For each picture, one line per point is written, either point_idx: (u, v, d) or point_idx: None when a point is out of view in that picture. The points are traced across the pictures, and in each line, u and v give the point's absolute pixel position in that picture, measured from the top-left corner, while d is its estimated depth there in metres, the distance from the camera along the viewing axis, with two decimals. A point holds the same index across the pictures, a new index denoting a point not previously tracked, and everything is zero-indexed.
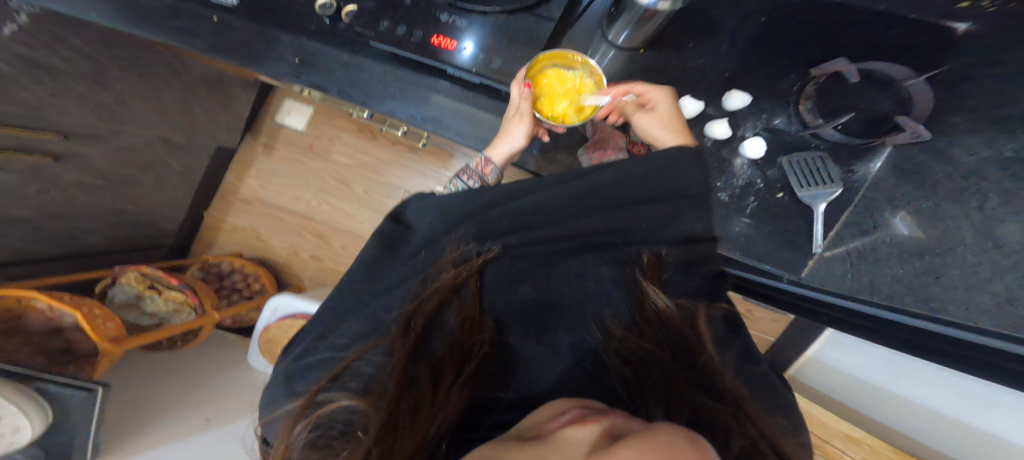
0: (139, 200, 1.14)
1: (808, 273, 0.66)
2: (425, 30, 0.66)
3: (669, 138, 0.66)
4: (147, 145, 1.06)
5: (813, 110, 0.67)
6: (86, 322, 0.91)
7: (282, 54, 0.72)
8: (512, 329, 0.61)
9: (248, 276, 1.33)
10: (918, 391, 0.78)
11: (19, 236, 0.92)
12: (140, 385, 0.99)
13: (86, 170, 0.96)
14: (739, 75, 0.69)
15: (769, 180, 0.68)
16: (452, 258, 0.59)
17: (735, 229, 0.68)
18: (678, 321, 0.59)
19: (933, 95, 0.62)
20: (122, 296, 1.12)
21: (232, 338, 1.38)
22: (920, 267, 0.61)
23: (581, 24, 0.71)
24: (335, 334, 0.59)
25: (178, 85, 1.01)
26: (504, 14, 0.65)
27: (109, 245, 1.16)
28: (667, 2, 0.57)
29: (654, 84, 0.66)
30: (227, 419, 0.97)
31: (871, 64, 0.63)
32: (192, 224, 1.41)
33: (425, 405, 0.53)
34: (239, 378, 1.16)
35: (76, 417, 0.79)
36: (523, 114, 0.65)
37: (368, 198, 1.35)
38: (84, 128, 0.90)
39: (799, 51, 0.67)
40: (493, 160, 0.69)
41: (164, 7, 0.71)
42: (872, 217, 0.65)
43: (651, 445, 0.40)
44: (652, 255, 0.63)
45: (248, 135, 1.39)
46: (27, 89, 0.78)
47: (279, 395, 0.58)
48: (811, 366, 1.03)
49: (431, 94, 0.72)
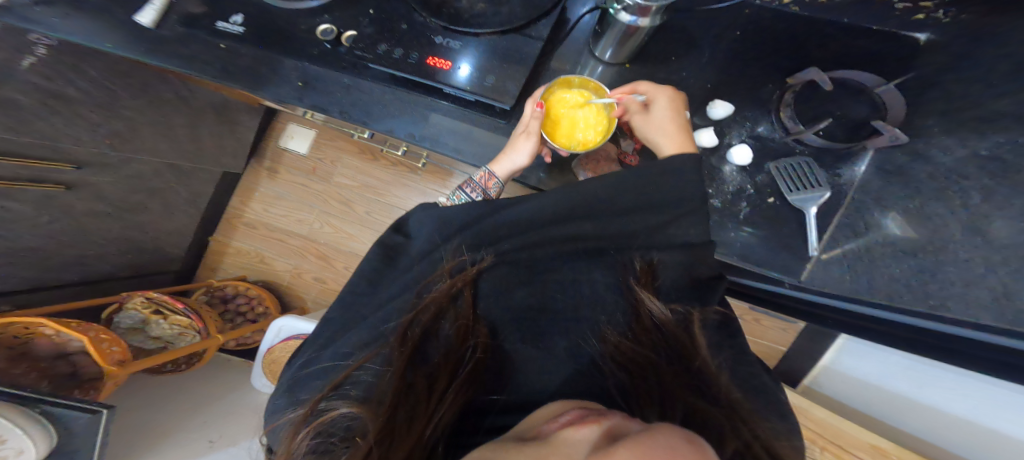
0: (147, 227, 1.17)
1: (807, 276, 0.65)
2: (422, 53, 0.70)
3: (661, 141, 0.66)
4: (155, 172, 1.09)
5: (794, 117, 0.68)
6: (92, 347, 0.92)
7: (287, 77, 0.76)
8: (506, 334, 0.62)
9: (252, 298, 1.34)
10: (940, 397, 0.77)
11: (30, 263, 0.95)
12: (145, 407, 1.00)
13: (98, 198, 1.00)
14: (721, 86, 0.72)
15: (759, 185, 0.69)
16: (448, 268, 0.61)
17: (732, 235, 0.68)
18: (672, 325, 0.59)
19: (904, 100, 0.64)
20: (127, 321, 1.13)
21: (236, 361, 1.38)
22: (916, 265, 0.58)
23: (569, 42, 0.75)
24: (335, 344, 0.61)
25: (185, 112, 1.05)
26: (495, 35, 0.69)
27: (118, 271, 1.19)
28: (646, 19, 0.61)
29: (656, 85, 0.68)
30: (231, 441, 0.97)
31: (839, 73, 0.67)
32: (198, 249, 1.43)
33: (422, 408, 0.54)
34: (242, 401, 1.16)
35: (80, 437, 0.79)
36: (532, 132, 0.66)
37: (369, 218, 1.38)
38: (97, 157, 0.94)
39: (774, 62, 0.71)
40: (497, 175, 0.69)
41: (178, 37, 0.76)
42: (864, 220, 0.64)
43: (651, 446, 0.40)
44: (645, 262, 0.63)
45: (253, 160, 1.43)
46: (45, 120, 0.82)
47: (285, 404, 0.59)
48: (829, 376, 1.02)
49: (429, 113, 0.75)
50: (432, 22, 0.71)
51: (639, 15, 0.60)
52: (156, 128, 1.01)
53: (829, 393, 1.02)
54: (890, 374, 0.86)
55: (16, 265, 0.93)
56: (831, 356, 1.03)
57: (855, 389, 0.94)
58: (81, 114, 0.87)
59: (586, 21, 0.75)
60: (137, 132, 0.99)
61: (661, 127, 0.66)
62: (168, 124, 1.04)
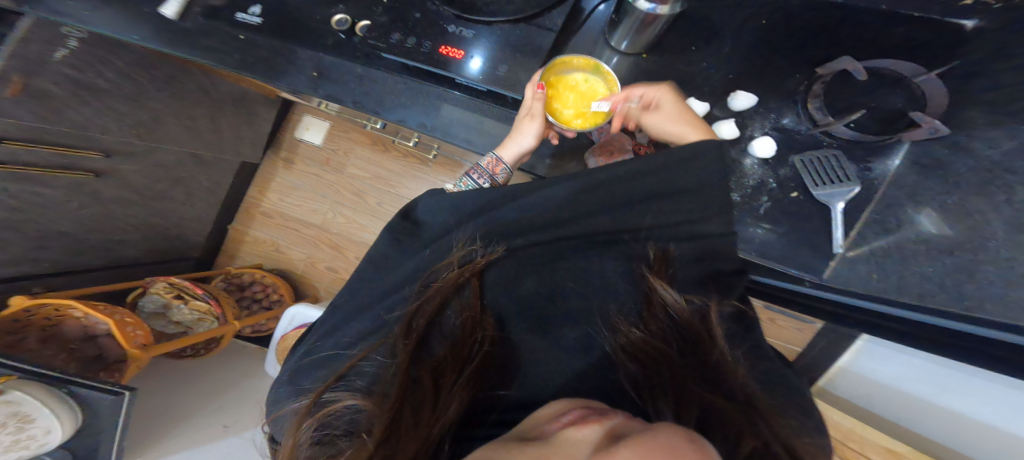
0: (170, 215, 1.21)
1: (830, 274, 0.61)
2: (434, 41, 0.70)
3: (688, 130, 0.64)
4: (179, 162, 1.12)
5: (822, 108, 0.64)
6: (117, 330, 0.94)
7: (300, 67, 0.76)
8: (513, 326, 0.61)
9: (268, 287, 1.36)
10: (966, 404, 0.72)
11: (62, 248, 0.99)
12: (166, 391, 1.03)
13: (124, 187, 1.03)
14: (743, 77, 0.69)
15: (781, 180, 0.66)
16: (457, 256, 0.60)
17: (754, 232, 0.65)
18: (688, 317, 0.57)
19: (947, 91, 0.59)
20: (151, 305, 1.17)
21: (251, 348, 1.41)
22: (952, 264, 0.55)
23: (584, 31, 0.73)
24: (339, 332, 0.60)
25: (207, 105, 1.09)
26: (508, 24, 0.68)
27: (143, 257, 1.22)
28: (666, 7, 0.59)
29: (651, 84, 0.65)
30: (244, 426, 1.00)
31: (876, 62, 0.62)
32: (217, 238, 1.46)
33: (426, 406, 0.52)
34: (256, 388, 1.19)
35: (102, 418, 0.83)
36: (536, 114, 0.65)
37: (380, 209, 1.39)
38: (124, 146, 0.97)
39: (801, 51, 0.67)
40: (505, 160, 0.68)
41: (198, 27, 0.77)
42: (895, 215, 0.60)
43: (651, 445, 0.38)
44: (659, 250, 0.61)
45: (270, 151, 1.46)
46: (75, 109, 0.85)
47: (287, 393, 0.60)
48: (844, 378, 0.97)
49: (440, 103, 0.74)
50: (445, 11, 0.70)
51: (658, 2, 0.58)
52: (179, 118, 1.04)
53: (844, 396, 0.97)
54: (913, 379, 0.80)
55: (49, 250, 0.97)
56: (847, 358, 0.96)
57: (873, 393, 0.90)
58: (107, 103, 0.90)
59: (602, 11, 0.73)
60: (162, 123, 1.02)
61: (677, 117, 0.65)
62: (191, 115, 1.06)
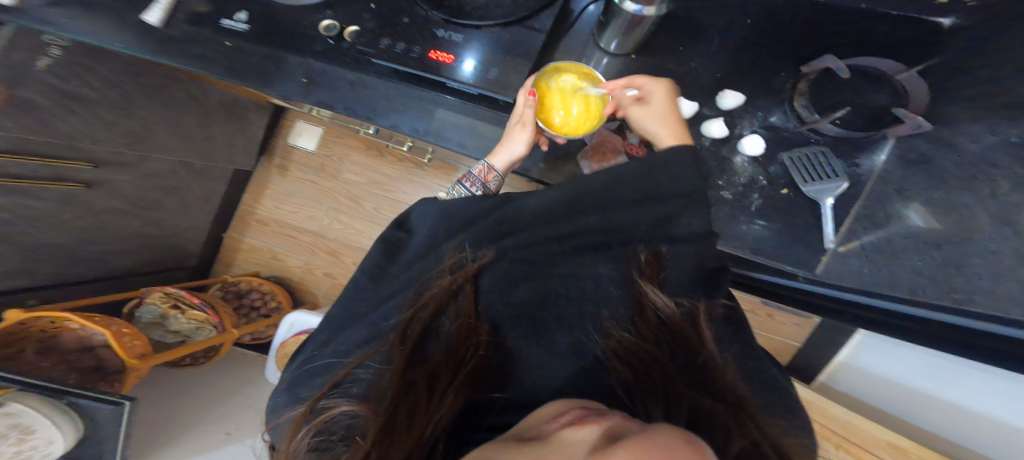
0: (164, 224, 1.20)
1: (823, 269, 0.63)
2: (424, 46, 0.70)
3: (664, 131, 0.64)
4: (170, 171, 1.12)
5: (809, 106, 0.65)
6: (115, 341, 0.94)
7: (291, 74, 0.76)
8: (508, 331, 0.61)
9: (265, 294, 1.36)
10: (961, 396, 0.73)
11: (55, 259, 0.99)
12: (165, 400, 1.03)
13: (116, 196, 1.03)
14: (731, 76, 0.69)
15: (773, 176, 0.66)
16: (448, 264, 0.61)
17: (746, 227, 0.66)
18: (679, 320, 0.58)
19: (928, 87, 0.60)
20: (148, 316, 1.17)
21: (250, 354, 1.41)
22: (940, 257, 0.54)
23: (574, 33, 0.73)
24: (336, 341, 0.61)
25: (197, 112, 1.09)
26: (497, 27, 0.68)
27: (137, 266, 1.22)
28: (652, 8, 0.59)
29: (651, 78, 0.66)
30: (246, 434, 1.00)
31: (858, 60, 0.63)
32: (212, 245, 1.46)
33: (422, 408, 0.53)
34: (257, 394, 1.19)
35: (103, 429, 0.83)
36: (527, 122, 0.66)
37: (377, 214, 1.39)
38: (114, 156, 0.97)
39: (788, 49, 0.67)
40: (496, 168, 0.68)
41: (185, 35, 0.76)
42: (884, 210, 0.61)
43: (648, 446, 0.39)
44: (650, 254, 0.62)
45: (264, 157, 1.45)
46: (63, 120, 0.85)
47: (285, 401, 0.60)
48: (845, 373, 1.00)
49: (433, 108, 0.74)
50: (434, 16, 0.70)
51: (644, 3, 0.59)
52: (169, 127, 1.04)
53: (845, 390, 0.99)
54: (911, 372, 0.82)
55: (41, 262, 0.96)
56: (848, 352, 1.00)
57: (872, 386, 0.92)
58: (95, 113, 0.89)
59: (591, 12, 0.73)
60: (152, 131, 1.01)
61: (660, 116, 0.64)
62: (181, 123, 1.06)
